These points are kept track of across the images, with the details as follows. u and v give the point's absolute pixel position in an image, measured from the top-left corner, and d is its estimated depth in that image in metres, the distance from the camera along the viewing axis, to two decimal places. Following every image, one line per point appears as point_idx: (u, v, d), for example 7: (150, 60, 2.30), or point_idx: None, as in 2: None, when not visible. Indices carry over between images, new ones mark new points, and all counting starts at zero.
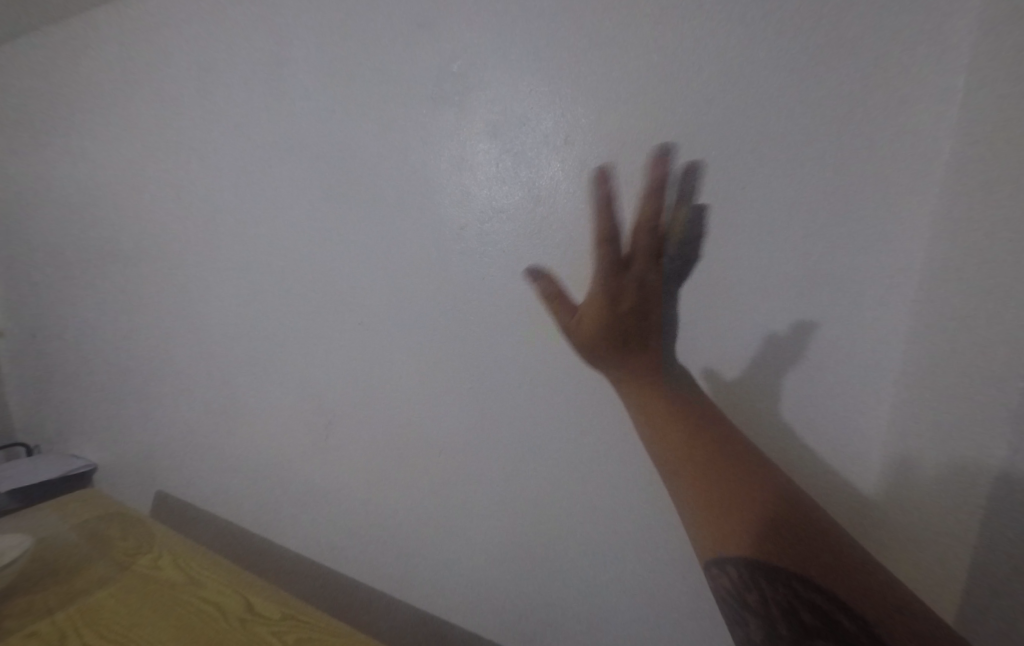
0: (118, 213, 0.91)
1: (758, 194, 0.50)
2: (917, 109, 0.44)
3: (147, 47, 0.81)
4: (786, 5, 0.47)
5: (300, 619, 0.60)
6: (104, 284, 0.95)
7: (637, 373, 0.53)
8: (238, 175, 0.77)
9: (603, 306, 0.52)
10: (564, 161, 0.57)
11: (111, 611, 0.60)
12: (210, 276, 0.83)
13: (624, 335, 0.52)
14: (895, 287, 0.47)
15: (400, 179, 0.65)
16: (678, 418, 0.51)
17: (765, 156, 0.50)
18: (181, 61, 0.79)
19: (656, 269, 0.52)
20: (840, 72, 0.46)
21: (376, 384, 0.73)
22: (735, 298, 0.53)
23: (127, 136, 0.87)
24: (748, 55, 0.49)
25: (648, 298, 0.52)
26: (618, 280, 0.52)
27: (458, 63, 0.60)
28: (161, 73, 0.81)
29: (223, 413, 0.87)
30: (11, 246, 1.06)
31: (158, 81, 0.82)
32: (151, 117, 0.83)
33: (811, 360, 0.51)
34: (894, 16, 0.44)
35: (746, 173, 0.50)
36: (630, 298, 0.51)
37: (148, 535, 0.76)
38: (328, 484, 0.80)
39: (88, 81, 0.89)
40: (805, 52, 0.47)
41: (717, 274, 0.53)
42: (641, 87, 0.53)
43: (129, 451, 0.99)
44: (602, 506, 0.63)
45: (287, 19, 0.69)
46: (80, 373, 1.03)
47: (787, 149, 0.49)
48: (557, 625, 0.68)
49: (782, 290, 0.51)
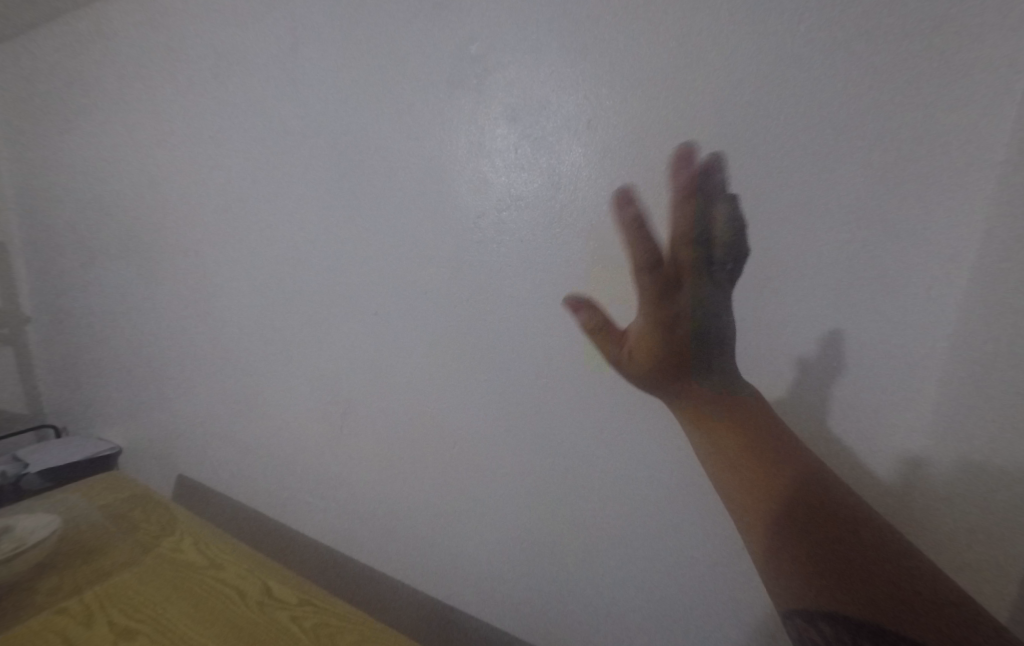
0: (137, 203, 0.92)
1: (797, 176, 0.47)
2: (968, 92, 0.41)
3: (161, 35, 0.81)
4: None
5: (317, 605, 0.61)
6: (126, 272, 0.97)
7: (705, 401, 0.42)
8: (254, 163, 0.77)
9: (654, 331, 0.40)
10: (585, 146, 0.55)
11: (135, 590, 0.62)
12: (227, 265, 0.83)
13: (681, 356, 0.40)
14: (947, 275, 0.43)
15: (416, 167, 0.64)
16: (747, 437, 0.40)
17: (805, 137, 0.47)
18: (197, 46, 0.78)
19: (723, 279, 0.40)
20: (892, 42, 0.43)
21: (391, 373, 0.73)
22: (765, 293, 0.50)
23: (145, 125, 0.87)
24: (788, 28, 0.46)
25: (707, 313, 0.40)
26: (668, 306, 0.39)
27: (476, 44, 0.58)
28: (177, 60, 0.81)
29: (241, 400, 0.88)
30: (37, 234, 1.08)
31: (174, 67, 0.81)
32: (169, 105, 0.83)
33: (842, 361, 0.48)
34: None
35: (779, 161, 0.48)
36: (689, 322, 0.39)
37: (169, 517, 0.77)
38: (343, 471, 0.81)
39: (107, 70, 0.89)
40: (851, 22, 0.44)
41: (750, 260, 0.50)
42: (668, 67, 0.50)
43: (151, 435, 1.02)
44: (620, 501, 0.62)
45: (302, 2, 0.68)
46: (104, 360, 1.05)
47: (831, 128, 0.46)
48: (569, 619, 0.68)
49: (813, 286, 0.48)
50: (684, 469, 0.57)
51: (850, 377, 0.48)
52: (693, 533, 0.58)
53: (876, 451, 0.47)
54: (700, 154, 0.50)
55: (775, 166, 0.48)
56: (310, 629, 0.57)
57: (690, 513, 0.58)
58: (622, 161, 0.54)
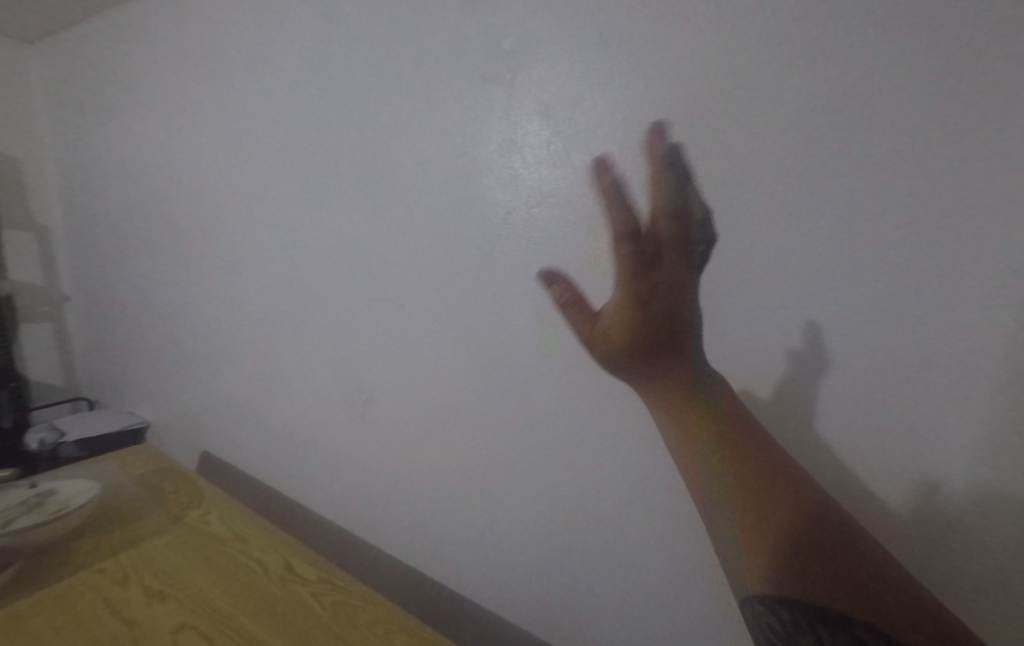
0: (175, 189, 0.96)
1: (859, 161, 0.39)
2: None
3: (207, 28, 0.85)
4: None
5: (336, 583, 0.64)
6: (162, 254, 1.01)
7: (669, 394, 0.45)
8: (291, 154, 0.80)
9: (631, 313, 0.46)
10: (619, 139, 0.51)
11: (166, 557, 0.65)
12: (260, 252, 0.87)
13: (652, 337, 0.45)
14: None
15: (451, 162, 0.66)
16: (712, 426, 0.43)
17: (886, 118, 0.37)
18: (241, 42, 0.81)
19: (673, 260, 0.45)
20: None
21: (415, 361, 0.76)
22: (822, 314, 0.41)
23: (186, 115, 0.91)
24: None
25: (677, 298, 0.45)
26: (643, 288, 0.45)
27: (512, 41, 0.59)
28: (221, 54, 0.84)
29: (267, 381, 0.92)
30: (80, 215, 1.13)
31: (218, 62, 0.85)
32: (211, 97, 0.87)
33: (920, 405, 0.38)
34: None
35: (844, 155, 0.39)
36: (660, 302, 0.45)
37: (196, 491, 0.81)
38: (363, 454, 0.84)
39: (152, 61, 0.93)
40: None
41: (792, 264, 0.43)
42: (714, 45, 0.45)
43: (178, 413, 1.06)
44: (628, 515, 0.59)
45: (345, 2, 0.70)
46: (137, 339, 1.10)
47: (930, 96, 0.36)
48: (569, 626, 0.67)
49: (887, 311, 0.38)
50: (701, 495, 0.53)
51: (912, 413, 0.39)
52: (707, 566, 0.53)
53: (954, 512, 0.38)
54: (754, 139, 0.43)
55: (836, 160, 0.40)
56: (330, 604, 0.60)
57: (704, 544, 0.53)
58: (657, 153, 0.48)
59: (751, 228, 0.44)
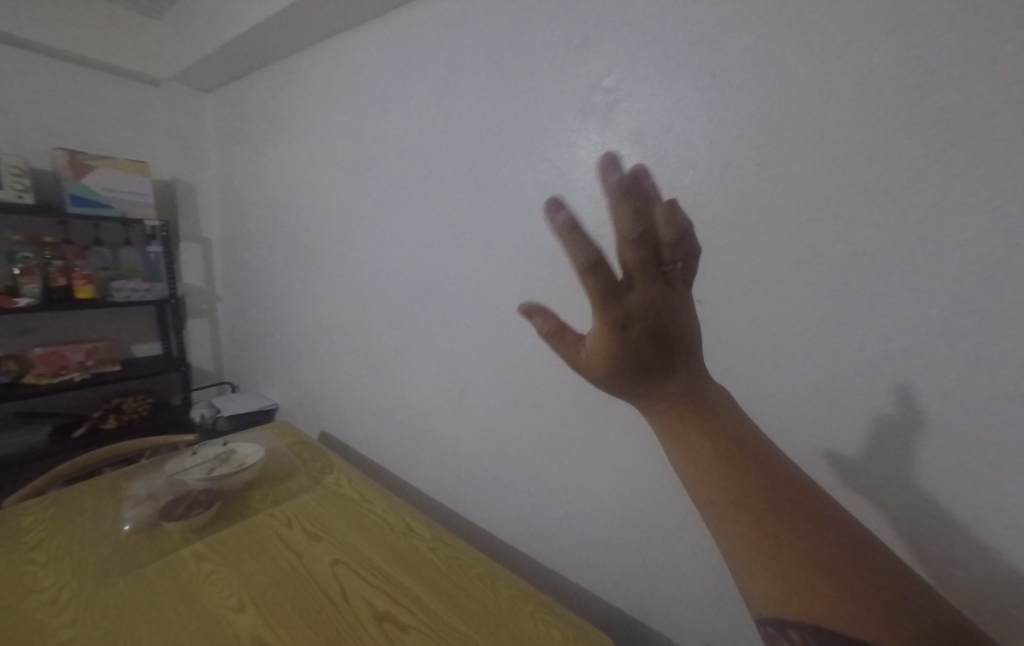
0: (311, 209, 1.15)
1: (921, 200, 0.46)
2: None
3: (339, 81, 1.03)
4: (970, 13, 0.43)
5: (447, 542, 0.78)
6: (294, 265, 1.22)
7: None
8: (406, 180, 0.94)
9: None
10: (709, 163, 0.58)
11: (316, 510, 0.82)
12: (378, 262, 1.03)
13: None
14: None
15: (546, 182, 0.75)
16: (741, 459, 0.34)
17: (951, 155, 0.45)
18: (371, 86, 0.97)
19: (745, 305, 0.57)
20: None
21: (505, 360, 0.85)
22: (892, 317, 0.49)
23: (322, 148, 1.09)
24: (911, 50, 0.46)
25: (718, 323, 0.59)
26: None
27: (609, 77, 0.65)
28: (354, 97, 1.01)
29: (379, 372, 1.08)
30: (238, 230, 1.39)
31: (350, 103, 1.01)
32: (343, 132, 1.04)
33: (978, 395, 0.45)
34: None
35: (915, 183, 0.46)
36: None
37: (329, 461, 0.99)
38: (459, 438, 0.96)
39: (299, 104, 1.14)
40: (993, 36, 0.42)
41: (862, 285, 0.50)
42: (801, 87, 0.52)
43: (304, 395, 1.27)
44: (705, 505, 0.65)
45: (459, 50, 0.82)
46: (273, 333, 1.33)
47: (992, 140, 0.43)
48: (643, 604, 0.74)
49: (951, 315, 0.46)
50: None
51: (959, 408, 0.46)
52: None
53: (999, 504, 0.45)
54: (839, 162, 0.50)
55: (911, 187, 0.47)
56: (445, 557, 0.74)
57: None
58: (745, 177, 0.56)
59: (823, 252, 0.52)
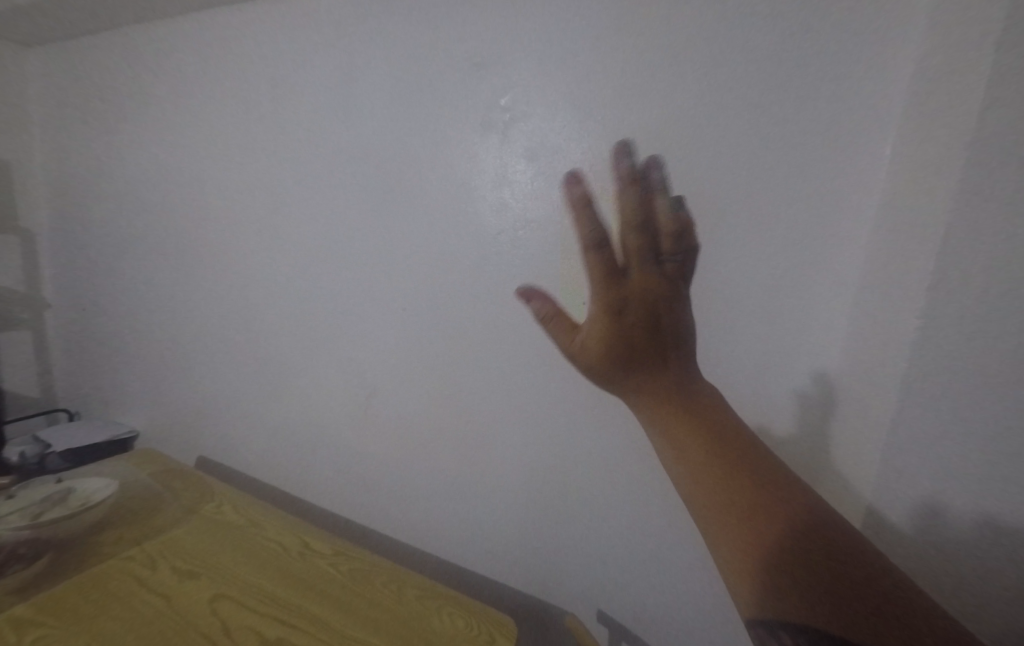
0: (166, 202, 0.97)
1: (748, 207, 0.60)
2: (855, 169, 0.55)
3: (202, 47, 0.88)
4: (774, 74, 0.57)
5: (352, 556, 0.72)
6: (150, 263, 1.03)
7: (654, 393, 0.41)
8: (290, 174, 0.85)
9: (607, 319, 0.40)
10: (588, 183, 0.68)
11: (190, 543, 0.71)
12: (256, 261, 0.90)
13: (630, 349, 0.41)
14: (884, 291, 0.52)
15: (447, 188, 0.75)
16: (699, 428, 0.40)
17: (757, 181, 0.59)
18: (241, 64, 0.85)
19: (672, 270, 0.41)
20: (834, 104, 0.55)
21: (414, 362, 0.84)
22: (724, 304, 0.63)
23: (179, 129, 0.93)
24: (754, 85, 0.58)
25: (661, 305, 0.40)
26: (615, 292, 0.40)
27: (504, 96, 0.69)
28: (218, 74, 0.87)
29: (266, 385, 0.96)
30: (75, 225, 1.15)
31: (215, 81, 0.88)
32: (208, 114, 0.90)
33: (779, 359, 0.62)
34: (851, 93, 0.54)
35: (736, 202, 0.61)
36: (639, 309, 0.40)
37: (206, 487, 0.86)
38: (366, 448, 0.91)
39: (151, 76, 0.96)
40: (796, 84, 0.56)
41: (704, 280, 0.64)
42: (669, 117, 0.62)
43: (170, 418, 1.08)
44: (603, 470, 0.75)
45: (350, 37, 0.76)
46: (121, 347, 1.11)
47: (783, 172, 0.58)
48: (554, 573, 0.82)
49: (761, 300, 0.62)
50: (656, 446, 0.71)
51: (767, 367, 0.63)
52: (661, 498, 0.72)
53: (798, 432, 0.62)
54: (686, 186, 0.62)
55: (735, 205, 0.61)
56: (350, 572, 0.69)
57: (659, 482, 0.72)
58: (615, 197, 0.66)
59: None
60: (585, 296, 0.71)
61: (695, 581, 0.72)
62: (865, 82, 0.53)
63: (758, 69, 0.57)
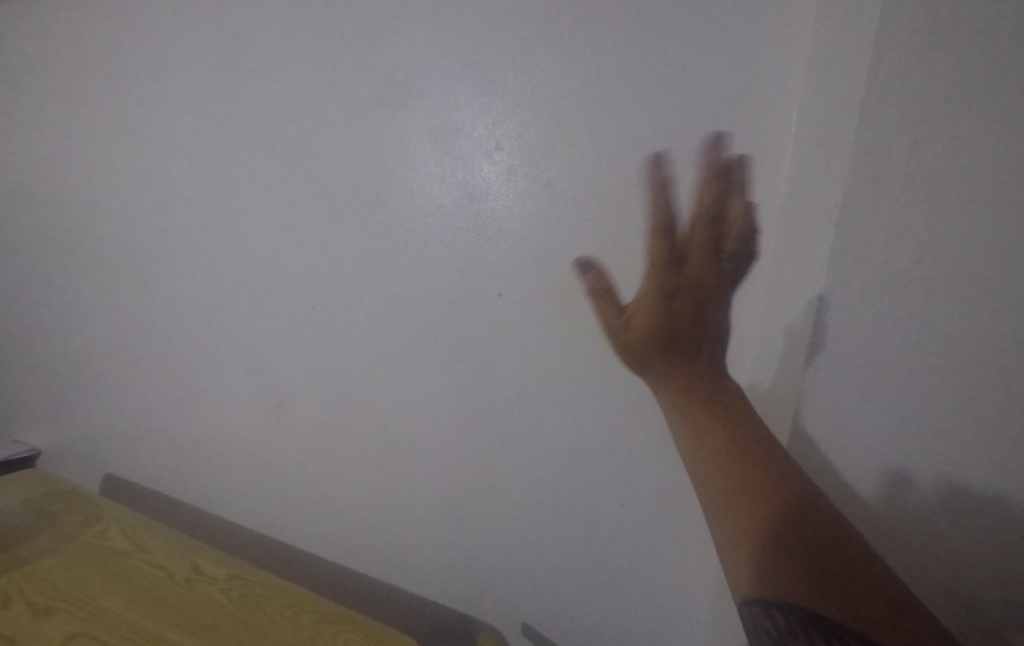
0: (44, 196, 0.87)
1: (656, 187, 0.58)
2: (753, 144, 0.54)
3: (68, 22, 0.78)
4: (673, 48, 0.55)
5: (246, 578, 0.65)
6: (32, 267, 0.92)
7: (685, 386, 0.38)
8: (183, 163, 0.77)
9: (655, 296, 0.36)
10: (494, 164, 0.63)
11: (57, 574, 0.62)
12: (153, 260, 0.83)
13: (673, 334, 0.37)
14: (790, 266, 0.50)
15: (349, 173, 0.69)
16: (728, 430, 0.37)
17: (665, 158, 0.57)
18: (118, 39, 0.76)
19: (729, 272, 0.36)
20: (737, 79, 0.54)
21: (326, 364, 0.77)
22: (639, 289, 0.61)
23: (53, 114, 0.83)
24: (659, 57, 0.55)
25: (708, 300, 0.36)
26: (668, 273, 0.36)
27: (402, 72, 0.64)
28: (93, 51, 0.78)
29: (172, 395, 0.88)
30: None
31: (89, 59, 0.78)
32: (83, 96, 0.80)
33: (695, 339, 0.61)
34: (745, 68, 0.53)
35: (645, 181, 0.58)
36: (687, 303, 0.36)
37: (95, 509, 0.77)
38: (280, 459, 0.84)
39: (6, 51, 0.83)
40: (694, 58, 0.54)
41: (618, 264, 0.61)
42: (576, 92, 0.58)
43: (72, 434, 0.99)
44: (527, 473, 0.70)
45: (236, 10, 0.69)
46: (9, 360, 1.00)
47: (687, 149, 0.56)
48: (483, 583, 0.77)
49: None
50: (579, 443, 0.67)
51: None
52: (587, 499, 0.68)
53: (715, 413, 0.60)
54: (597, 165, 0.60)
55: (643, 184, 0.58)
56: (240, 598, 0.62)
57: (584, 481, 0.68)
58: (524, 178, 0.62)
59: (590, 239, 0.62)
60: (499, 287, 0.66)
61: (625, 581, 0.69)
62: (756, 58, 0.53)
63: (658, 43, 0.55)
